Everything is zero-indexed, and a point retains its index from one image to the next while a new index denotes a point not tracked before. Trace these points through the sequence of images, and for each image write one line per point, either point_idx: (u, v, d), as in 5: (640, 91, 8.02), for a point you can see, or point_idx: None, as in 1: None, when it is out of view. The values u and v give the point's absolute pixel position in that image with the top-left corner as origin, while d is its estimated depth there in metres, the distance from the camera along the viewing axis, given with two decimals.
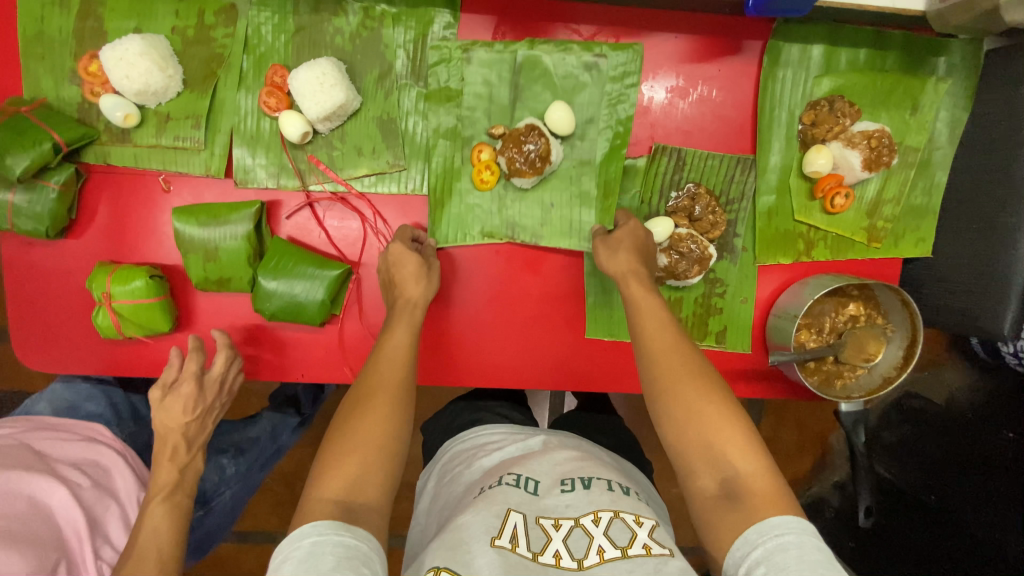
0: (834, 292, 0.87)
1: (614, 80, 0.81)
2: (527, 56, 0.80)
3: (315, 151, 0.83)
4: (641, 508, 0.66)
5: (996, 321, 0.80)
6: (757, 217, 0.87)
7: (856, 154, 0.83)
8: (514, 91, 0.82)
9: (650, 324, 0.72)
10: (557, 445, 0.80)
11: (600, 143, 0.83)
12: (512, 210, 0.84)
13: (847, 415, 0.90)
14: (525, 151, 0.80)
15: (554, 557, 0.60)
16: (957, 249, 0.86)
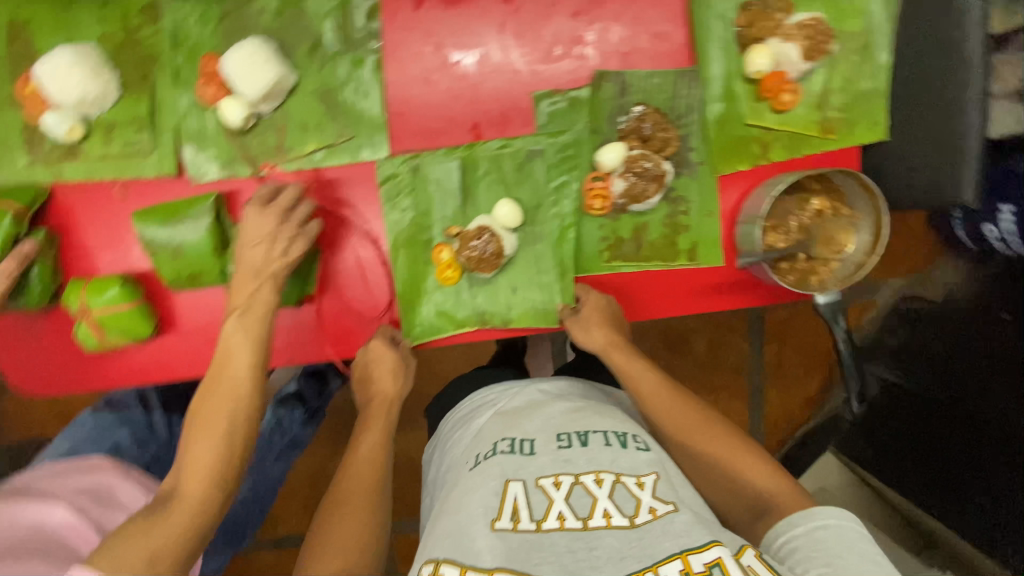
0: (793, 188, 0.88)
1: (553, 164, 0.87)
2: (465, 157, 0.85)
3: (262, 135, 0.84)
4: (641, 465, 0.72)
5: (959, 189, 0.81)
6: (708, 127, 0.87)
7: (794, 47, 0.83)
8: (464, 180, 0.86)
9: (646, 388, 0.86)
10: (549, 401, 0.84)
11: (551, 212, 0.89)
12: (479, 297, 0.89)
13: (824, 306, 0.85)
14: (479, 251, 0.85)
15: (557, 521, 0.67)
16: (912, 124, 0.86)
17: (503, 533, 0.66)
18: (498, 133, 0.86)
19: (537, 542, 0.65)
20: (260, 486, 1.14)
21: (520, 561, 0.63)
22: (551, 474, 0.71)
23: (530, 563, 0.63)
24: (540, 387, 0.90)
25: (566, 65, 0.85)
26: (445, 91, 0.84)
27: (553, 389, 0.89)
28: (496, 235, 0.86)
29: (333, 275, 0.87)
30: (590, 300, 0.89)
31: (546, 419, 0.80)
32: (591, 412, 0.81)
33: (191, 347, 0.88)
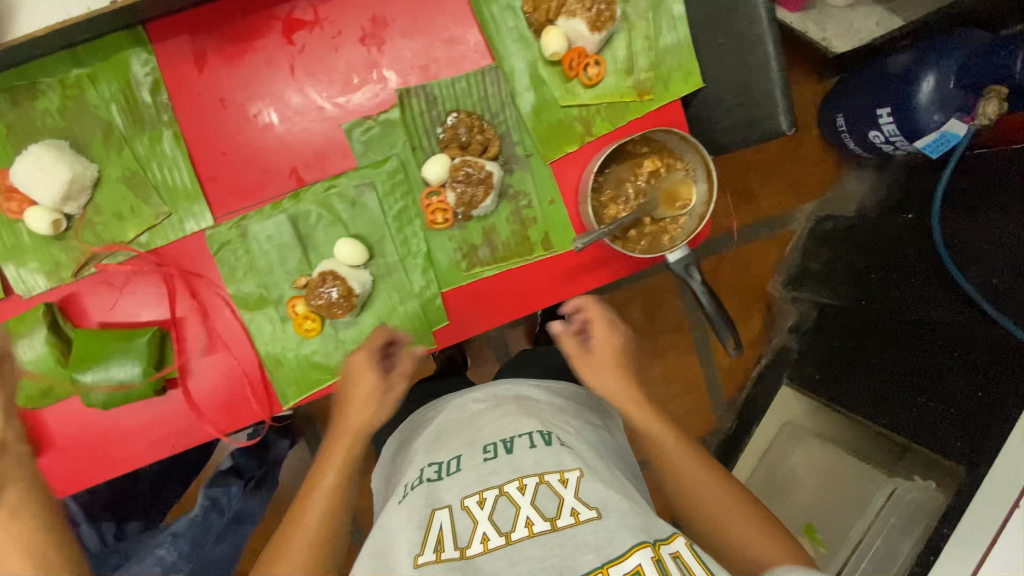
0: (622, 155, 0.87)
1: (389, 196, 0.85)
2: (296, 211, 0.83)
3: (81, 234, 0.82)
4: (566, 459, 0.71)
5: (775, 121, 0.82)
6: (525, 118, 0.87)
7: (580, 22, 0.82)
8: (299, 233, 0.84)
9: (637, 417, 0.81)
10: (480, 407, 0.82)
11: (399, 240, 0.87)
12: (348, 339, 0.88)
13: (677, 263, 0.86)
14: (328, 299, 0.82)
15: (482, 543, 0.64)
16: (720, 66, 0.86)
17: (426, 568, 0.62)
18: (318, 174, 0.84)
19: (464, 566, 0.62)
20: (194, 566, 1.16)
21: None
22: (474, 492, 0.69)
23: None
24: (478, 395, 0.86)
25: (367, 91, 0.83)
26: (253, 147, 0.82)
27: (485, 395, 0.85)
28: (339, 279, 0.82)
29: (192, 354, 0.86)
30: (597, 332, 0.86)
31: (475, 431, 0.78)
32: (518, 413, 0.79)
33: (67, 465, 0.85)
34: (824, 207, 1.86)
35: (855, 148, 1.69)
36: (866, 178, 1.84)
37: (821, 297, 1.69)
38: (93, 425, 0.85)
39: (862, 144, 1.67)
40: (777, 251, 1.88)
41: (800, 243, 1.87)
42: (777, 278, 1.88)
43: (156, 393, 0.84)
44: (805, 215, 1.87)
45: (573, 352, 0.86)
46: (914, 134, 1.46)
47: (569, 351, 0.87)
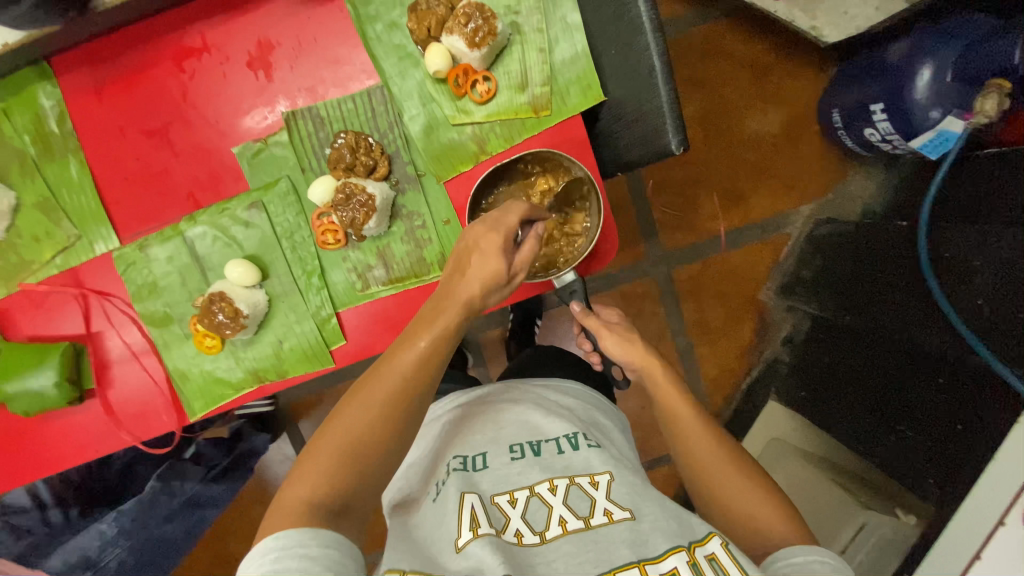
0: (510, 175, 0.84)
1: (281, 218, 0.87)
2: (194, 232, 0.87)
3: (5, 255, 0.88)
4: (594, 464, 0.74)
5: (665, 140, 0.76)
6: (414, 138, 0.85)
7: (458, 38, 0.79)
8: (197, 254, 0.88)
9: (682, 413, 0.78)
10: (501, 402, 0.84)
11: (293, 260, 0.89)
12: (248, 356, 0.91)
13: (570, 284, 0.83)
14: (219, 320, 0.85)
15: (516, 536, 0.67)
16: (617, 77, 0.81)
17: (465, 550, 0.64)
18: (215, 197, 0.87)
19: (503, 546, 0.64)
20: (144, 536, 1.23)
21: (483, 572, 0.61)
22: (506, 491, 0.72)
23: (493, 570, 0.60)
24: (494, 390, 0.89)
25: (257, 115, 0.85)
26: (155, 172, 0.86)
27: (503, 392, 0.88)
28: (228, 300, 0.85)
29: (106, 367, 0.91)
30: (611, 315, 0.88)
31: (498, 431, 0.80)
32: (540, 412, 0.82)
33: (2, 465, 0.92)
34: (824, 209, 1.70)
35: (852, 144, 1.55)
36: (875, 175, 1.66)
37: (813, 308, 1.55)
38: (22, 430, 0.92)
39: (859, 142, 1.52)
40: (770, 256, 1.74)
41: (797, 247, 1.72)
42: (770, 285, 1.75)
43: (72, 403, 0.89)
44: (803, 218, 1.71)
45: (595, 326, 0.83)
46: (911, 133, 1.31)
47: (589, 326, 0.83)
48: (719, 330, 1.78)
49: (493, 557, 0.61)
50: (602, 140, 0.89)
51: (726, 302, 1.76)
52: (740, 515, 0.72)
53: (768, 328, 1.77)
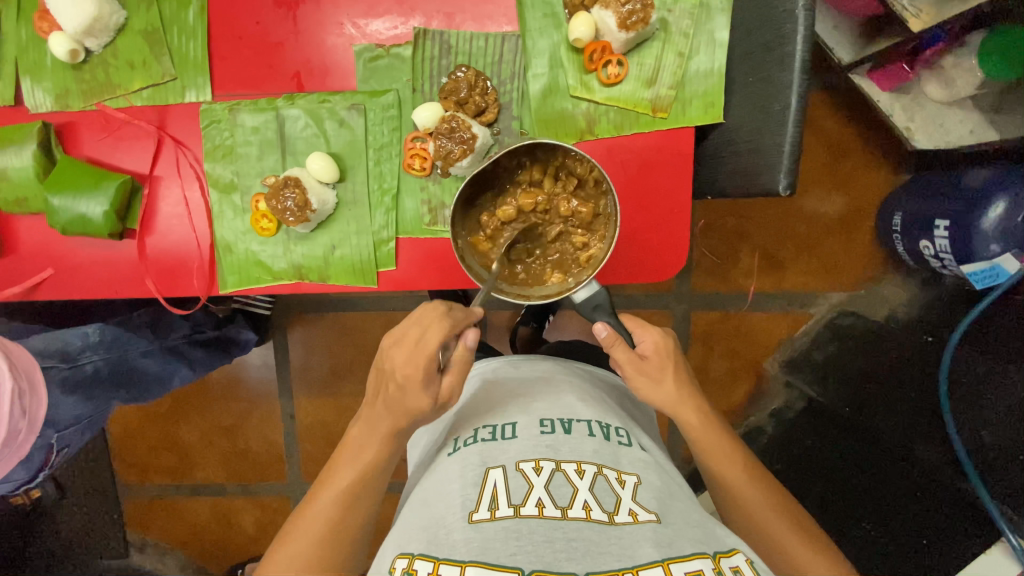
0: (499, 177, 0.83)
1: (376, 127, 0.86)
2: (288, 112, 0.86)
3: (94, 70, 0.87)
4: (623, 463, 0.78)
5: (773, 178, 0.77)
6: (530, 98, 0.85)
7: (610, 15, 0.79)
8: (283, 134, 0.86)
9: (703, 440, 0.86)
10: (537, 386, 0.91)
11: (372, 173, 0.88)
12: (297, 251, 0.90)
13: (586, 302, 0.81)
14: (285, 204, 0.84)
15: (537, 507, 0.70)
16: (744, 105, 0.82)
17: (480, 525, 0.68)
18: (318, 86, 0.86)
19: (520, 524, 0.68)
20: (118, 369, 1.08)
21: (494, 553, 0.65)
22: (532, 460, 0.76)
23: (506, 554, 0.65)
24: (533, 367, 0.95)
25: (388, 21, 0.84)
26: (271, 42, 0.85)
27: (539, 373, 0.94)
28: (302, 187, 0.84)
29: (156, 213, 0.90)
30: (646, 342, 0.87)
31: (529, 406, 0.85)
32: (576, 400, 0.87)
33: (28, 272, 0.92)
34: (852, 302, 1.73)
35: (906, 256, 1.58)
36: (910, 287, 1.69)
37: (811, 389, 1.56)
38: (55, 244, 0.91)
39: (914, 255, 1.54)
40: (787, 329, 1.76)
41: (815, 328, 1.75)
42: (777, 356, 1.77)
43: (111, 236, 0.88)
44: (830, 304, 1.74)
45: (626, 359, 0.84)
46: (965, 258, 1.34)
47: (620, 359, 0.85)
48: (716, 381, 1.80)
49: (509, 541, 0.66)
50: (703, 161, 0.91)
51: (732, 359, 1.79)
52: (771, 539, 0.81)
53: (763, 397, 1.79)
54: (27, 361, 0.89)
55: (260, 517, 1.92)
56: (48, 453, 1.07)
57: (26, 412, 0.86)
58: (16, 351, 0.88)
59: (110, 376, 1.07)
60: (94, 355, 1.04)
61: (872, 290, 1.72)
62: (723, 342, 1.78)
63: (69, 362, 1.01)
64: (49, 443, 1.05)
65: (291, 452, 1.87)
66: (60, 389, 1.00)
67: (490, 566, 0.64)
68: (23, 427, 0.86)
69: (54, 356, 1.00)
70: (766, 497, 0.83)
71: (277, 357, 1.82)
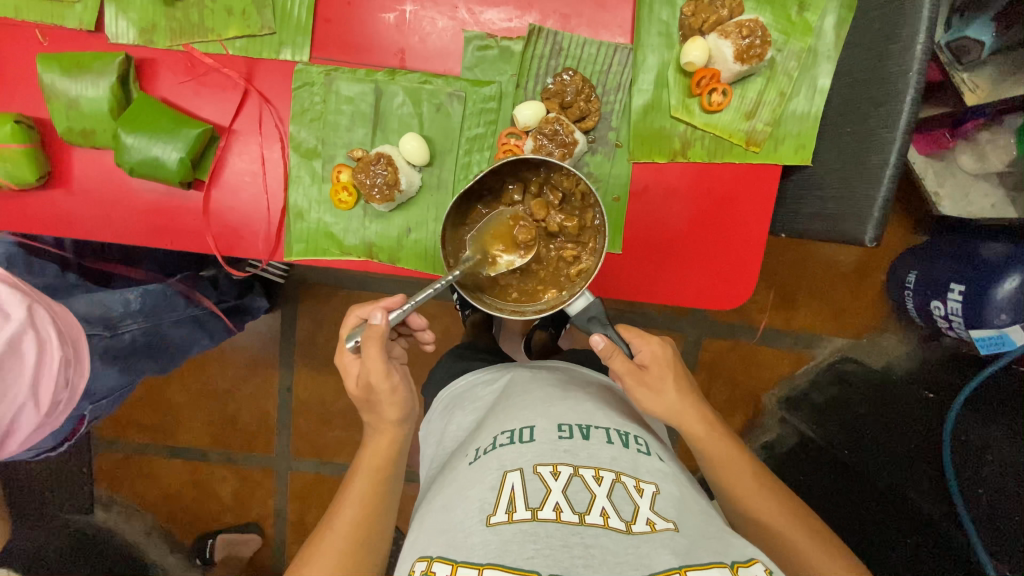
0: (485, 198, 0.82)
1: (473, 116, 0.85)
2: (387, 87, 0.83)
3: (187, 9, 0.83)
4: (642, 470, 0.74)
5: (860, 228, 0.79)
6: (631, 111, 0.85)
7: (728, 45, 0.80)
8: (378, 108, 0.84)
9: (713, 451, 0.83)
10: (553, 391, 0.87)
11: (459, 161, 0.86)
12: (371, 229, 0.88)
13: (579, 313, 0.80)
14: (374, 179, 0.83)
15: (555, 511, 0.66)
16: (836, 153, 0.84)
17: (498, 528, 0.65)
18: (421, 65, 0.84)
19: (537, 528, 0.65)
20: (152, 337, 1.07)
21: (511, 556, 0.62)
22: (549, 463, 0.72)
23: (523, 557, 0.61)
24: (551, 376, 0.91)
25: (504, 12, 0.83)
26: (379, 12, 0.83)
27: (556, 381, 0.91)
28: (394, 167, 0.82)
29: (229, 167, 0.86)
30: (645, 351, 0.85)
31: (545, 409, 0.81)
32: (594, 407, 0.84)
33: (81, 207, 0.87)
34: (853, 348, 1.77)
35: (916, 315, 1.61)
36: (908, 341, 1.74)
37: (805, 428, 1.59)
38: (118, 184, 0.87)
39: (924, 316, 1.59)
40: (788, 367, 1.79)
41: (816, 369, 1.78)
42: (776, 391, 1.80)
43: (180, 185, 0.83)
44: (833, 347, 1.77)
45: (625, 370, 0.82)
46: (975, 323, 1.39)
47: (618, 370, 0.82)
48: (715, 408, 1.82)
49: (528, 546, 0.63)
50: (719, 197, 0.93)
51: (733, 389, 1.81)
52: (784, 547, 0.78)
53: (757, 429, 1.82)
54: (73, 329, 0.90)
55: (238, 489, 1.84)
56: (77, 421, 1.04)
57: (69, 383, 0.88)
58: (66, 320, 0.90)
59: (145, 344, 1.06)
60: (134, 324, 1.04)
61: (873, 339, 1.77)
62: (727, 372, 1.80)
63: (111, 331, 1.00)
64: (81, 413, 1.01)
65: (282, 426, 1.80)
66: (101, 359, 0.99)
67: (506, 570, 0.60)
68: (67, 397, 0.89)
69: (97, 324, 0.98)
70: (779, 508, 0.80)
71: (283, 327, 1.75)
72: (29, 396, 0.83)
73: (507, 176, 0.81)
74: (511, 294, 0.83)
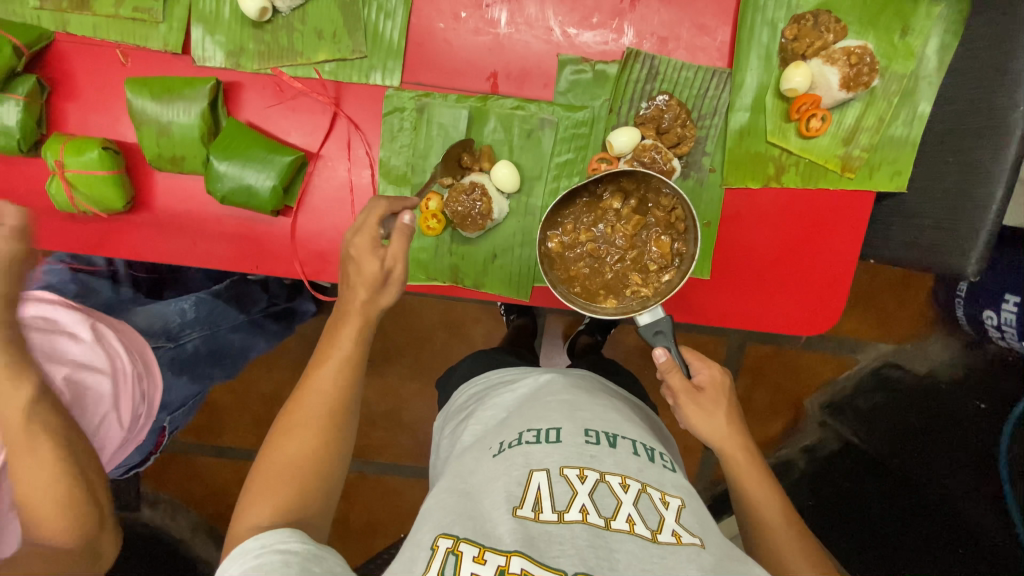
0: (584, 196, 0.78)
1: (564, 142, 0.84)
2: (478, 110, 0.82)
3: (277, 31, 0.81)
4: (667, 484, 0.64)
5: (963, 259, 0.77)
6: (727, 135, 0.84)
7: (835, 72, 0.79)
8: (469, 132, 0.83)
9: (739, 465, 0.73)
10: (577, 387, 0.77)
11: (547, 192, 0.85)
12: (458, 255, 0.87)
13: (648, 326, 0.74)
14: (468, 207, 0.82)
15: (581, 512, 0.58)
16: (937, 182, 0.82)
17: (525, 522, 0.57)
18: (513, 91, 0.83)
19: (561, 533, 0.55)
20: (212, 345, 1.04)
21: (540, 551, 0.54)
22: (575, 465, 0.63)
23: (550, 554, 0.53)
24: (573, 377, 0.81)
25: (600, 35, 0.82)
26: (473, 36, 0.82)
27: (585, 385, 0.79)
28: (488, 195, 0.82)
29: (317, 193, 0.84)
30: (703, 375, 0.77)
31: (569, 407, 0.71)
32: (619, 415, 0.73)
33: (164, 232, 0.86)
34: (897, 354, 1.54)
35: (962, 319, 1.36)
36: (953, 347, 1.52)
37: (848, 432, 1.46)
38: (203, 208, 0.85)
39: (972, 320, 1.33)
40: (831, 371, 1.56)
41: (859, 375, 1.55)
42: (819, 396, 1.56)
43: (269, 212, 0.82)
44: (876, 353, 1.54)
45: (679, 387, 0.75)
46: None
47: (674, 386, 0.75)
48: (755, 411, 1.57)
49: (552, 548, 0.54)
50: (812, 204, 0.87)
51: (775, 394, 1.56)
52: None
53: (795, 433, 1.57)
54: (139, 344, 0.89)
55: None
56: (159, 436, 1.03)
57: (146, 395, 0.86)
58: (128, 335, 0.89)
59: (208, 353, 1.04)
60: (193, 333, 1.02)
61: (916, 345, 1.53)
62: (772, 371, 1.55)
63: (172, 340, 1.00)
64: (162, 426, 1.00)
65: None
66: (170, 370, 0.99)
67: (536, 562, 0.52)
68: (143, 410, 0.86)
69: (159, 335, 0.99)
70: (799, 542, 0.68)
71: None
72: (112, 407, 0.81)
73: (607, 182, 0.77)
74: (573, 287, 0.80)
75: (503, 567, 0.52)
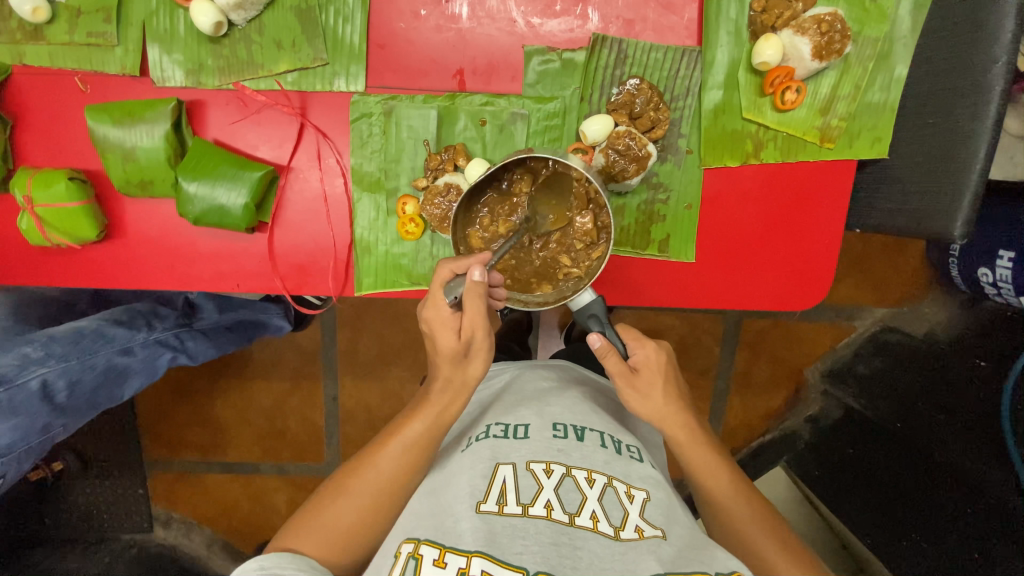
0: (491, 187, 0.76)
1: (537, 134, 0.82)
2: (447, 109, 0.81)
3: (235, 46, 0.80)
4: (634, 475, 0.63)
5: (948, 223, 0.75)
6: (702, 114, 0.83)
7: (806, 42, 0.78)
8: (440, 132, 0.82)
9: (695, 455, 0.71)
10: (552, 383, 0.76)
11: None
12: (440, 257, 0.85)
13: (581, 310, 0.72)
14: (445, 209, 0.81)
15: (545, 508, 0.56)
16: (918, 145, 0.81)
17: (488, 517, 0.56)
18: (481, 86, 0.81)
19: (525, 525, 0.55)
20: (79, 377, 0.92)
21: (501, 548, 0.53)
22: (542, 459, 0.61)
23: (511, 551, 0.52)
24: (548, 372, 0.79)
25: (565, 22, 0.80)
26: (436, 33, 0.80)
27: (556, 375, 0.78)
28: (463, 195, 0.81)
29: (292, 206, 0.83)
30: (640, 355, 0.72)
31: (541, 405, 0.70)
32: (591, 406, 0.72)
33: (141, 260, 0.84)
34: (894, 319, 1.47)
35: (957, 279, 1.29)
36: (951, 307, 1.44)
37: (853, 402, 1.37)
38: (177, 231, 0.84)
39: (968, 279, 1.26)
40: (829, 340, 1.50)
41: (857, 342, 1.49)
42: (818, 365, 1.51)
43: (244, 230, 0.81)
44: (873, 318, 1.47)
45: (615, 371, 0.70)
46: None
47: (610, 371, 0.70)
48: (754, 386, 1.51)
49: (513, 542, 0.53)
50: (795, 177, 0.85)
51: (775, 368, 1.50)
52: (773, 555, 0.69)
53: (797, 404, 1.52)
54: None
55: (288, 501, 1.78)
56: None
57: None
58: None
59: (71, 389, 0.91)
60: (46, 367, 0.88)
61: (912, 308, 1.46)
62: (771, 344, 1.50)
63: (7, 385, 0.84)
64: None
65: None
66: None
67: (496, 561, 0.51)
68: None
69: None
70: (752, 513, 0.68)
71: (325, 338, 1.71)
72: None
73: (513, 168, 0.75)
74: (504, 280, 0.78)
75: (464, 570, 0.51)
